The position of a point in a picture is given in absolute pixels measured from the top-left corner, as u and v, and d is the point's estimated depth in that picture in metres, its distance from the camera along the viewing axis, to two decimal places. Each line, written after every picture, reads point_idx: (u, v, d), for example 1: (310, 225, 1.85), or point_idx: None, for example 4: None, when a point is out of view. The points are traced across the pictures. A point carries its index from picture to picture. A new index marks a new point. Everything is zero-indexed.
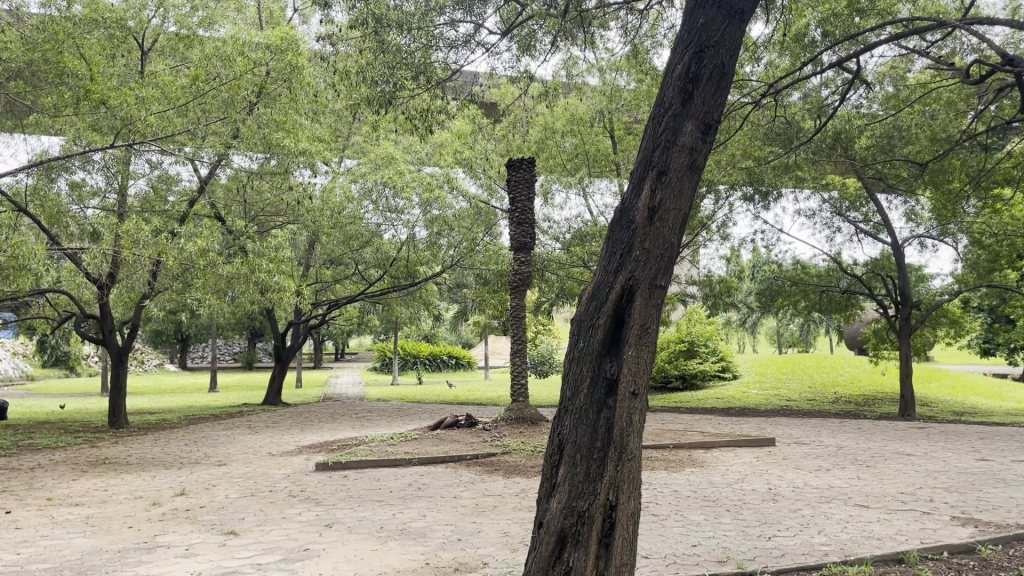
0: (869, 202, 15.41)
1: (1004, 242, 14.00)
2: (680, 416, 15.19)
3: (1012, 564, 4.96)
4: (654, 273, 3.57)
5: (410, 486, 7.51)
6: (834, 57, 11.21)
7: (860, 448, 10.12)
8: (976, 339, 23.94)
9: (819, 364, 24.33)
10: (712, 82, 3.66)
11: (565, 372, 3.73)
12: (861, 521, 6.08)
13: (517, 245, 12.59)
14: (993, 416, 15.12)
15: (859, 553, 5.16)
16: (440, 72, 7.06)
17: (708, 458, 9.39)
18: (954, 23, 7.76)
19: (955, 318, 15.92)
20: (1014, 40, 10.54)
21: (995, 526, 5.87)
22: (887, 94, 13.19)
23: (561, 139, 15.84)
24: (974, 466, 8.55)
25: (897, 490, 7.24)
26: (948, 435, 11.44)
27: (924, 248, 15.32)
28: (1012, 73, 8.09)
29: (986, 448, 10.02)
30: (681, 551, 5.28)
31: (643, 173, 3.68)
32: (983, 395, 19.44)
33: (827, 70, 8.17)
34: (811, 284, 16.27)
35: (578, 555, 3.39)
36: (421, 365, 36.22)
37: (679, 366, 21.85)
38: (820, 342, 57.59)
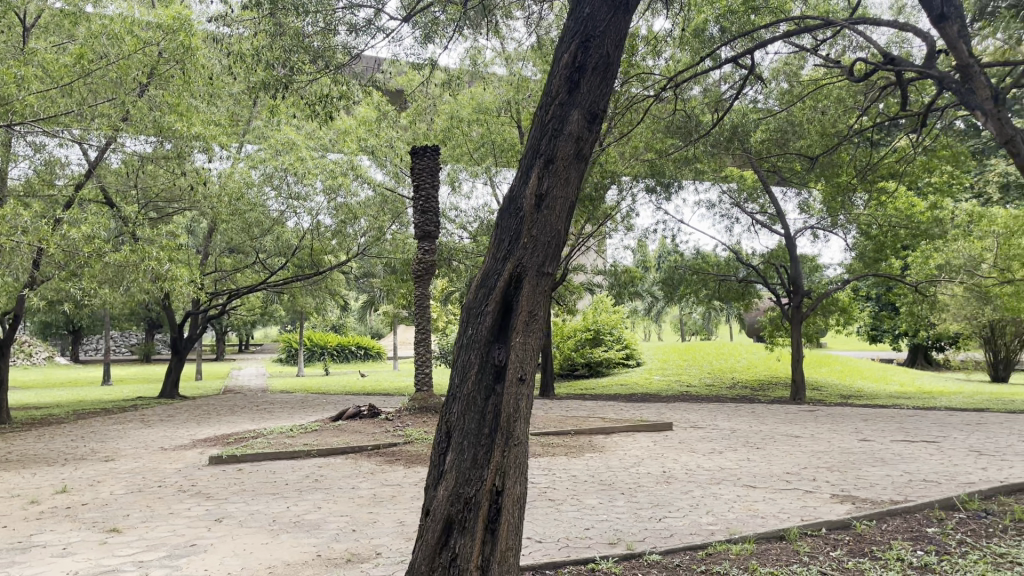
0: (765, 194, 15.98)
1: (889, 233, 14.73)
2: (585, 403, 15.49)
3: (884, 539, 5.27)
4: (542, 261, 3.60)
5: (307, 478, 7.37)
6: (731, 53, 11.51)
7: (751, 431, 10.47)
8: (865, 327, 25.14)
9: (718, 350, 25.17)
10: (598, 72, 3.71)
11: (454, 360, 3.70)
12: (747, 500, 6.32)
13: (420, 234, 12.49)
14: (877, 399, 15.97)
15: (743, 531, 5.36)
16: (342, 57, 6.92)
17: (608, 444, 9.57)
18: (841, 23, 8.04)
19: (844, 306, 16.70)
20: (899, 40, 11.08)
21: (871, 502, 6.20)
22: (781, 90, 13.65)
23: (467, 128, 15.85)
24: (856, 447, 8.99)
25: (783, 471, 7.55)
26: (834, 418, 11.99)
27: (816, 239, 15.93)
28: (893, 72, 8.49)
29: (869, 429, 10.52)
30: (573, 535, 5.36)
31: (531, 161, 3.69)
32: (869, 379, 20.47)
33: (724, 65, 8.36)
34: (711, 274, 16.71)
35: (464, 542, 3.41)
36: (329, 356, 35.64)
37: (585, 354, 22.31)
38: (722, 330, 59.53)
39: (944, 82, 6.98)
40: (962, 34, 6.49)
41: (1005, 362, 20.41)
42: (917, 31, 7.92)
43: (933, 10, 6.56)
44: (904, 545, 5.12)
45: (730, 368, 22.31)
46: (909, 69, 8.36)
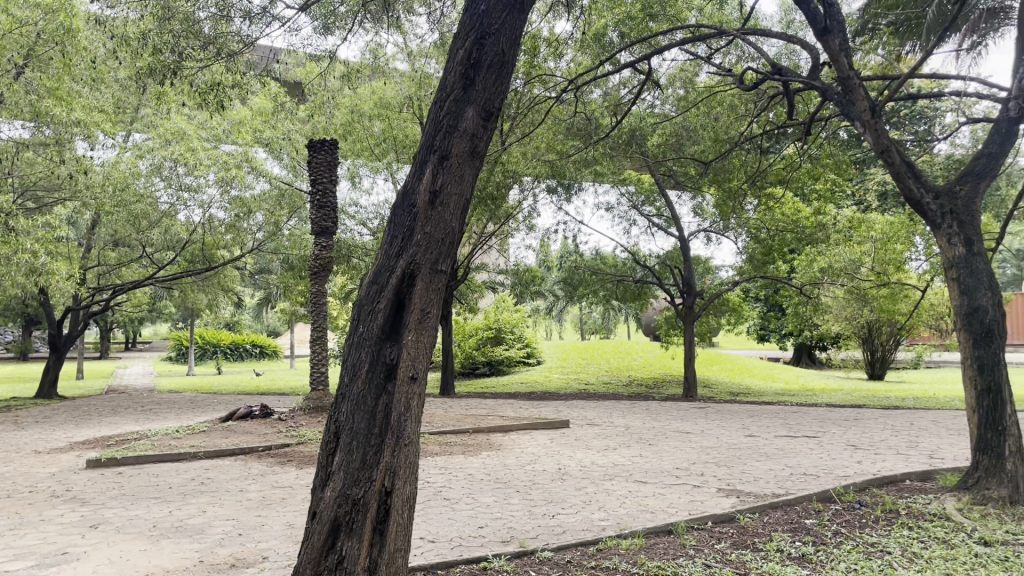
0: (661, 198, 16.42)
1: (777, 237, 15.35)
2: (484, 401, 15.52)
3: (766, 532, 5.47)
4: (436, 258, 3.56)
5: (193, 481, 7.10)
6: (630, 57, 11.74)
7: (645, 428, 10.71)
8: (754, 327, 26.10)
9: (616, 348, 25.70)
10: (493, 70, 3.71)
11: (345, 358, 3.61)
12: (638, 496, 6.45)
13: (317, 229, 12.23)
14: (764, 396, 16.62)
15: (633, 526, 5.47)
16: (236, 45, 6.67)
17: (505, 442, 9.61)
18: (734, 32, 8.28)
19: (735, 307, 17.33)
20: (787, 52, 11.56)
21: (754, 496, 6.43)
22: (677, 96, 13.99)
23: (368, 123, 15.61)
24: (742, 442, 9.33)
25: (673, 466, 7.75)
26: (723, 414, 12.41)
27: (709, 241, 16.44)
28: (781, 81, 8.82)
29: (755, 425, 10.92)
30: (466, 534, 5.34)
31: (425, 157, 3.64)
32: (757, 376, 21.30)
33: (622, 69, 8.52)
34: (609, 274, 17.00)
35: (351, 544, 3.34)
36: (222, 354, 34.48)
37: (486, 352, 22.31)
38: (620, 330, 60.81)
39: (826, 93, 7.31)
40: (843, 47, 6.79)
41: (881, 360, 21.47)
42: (803, 43, 8.26)
43: (816, 23, 6.85)
44: (784, 536, 5.35)
45: (627, 366, 22.80)
46: (795, 81, 8.71)
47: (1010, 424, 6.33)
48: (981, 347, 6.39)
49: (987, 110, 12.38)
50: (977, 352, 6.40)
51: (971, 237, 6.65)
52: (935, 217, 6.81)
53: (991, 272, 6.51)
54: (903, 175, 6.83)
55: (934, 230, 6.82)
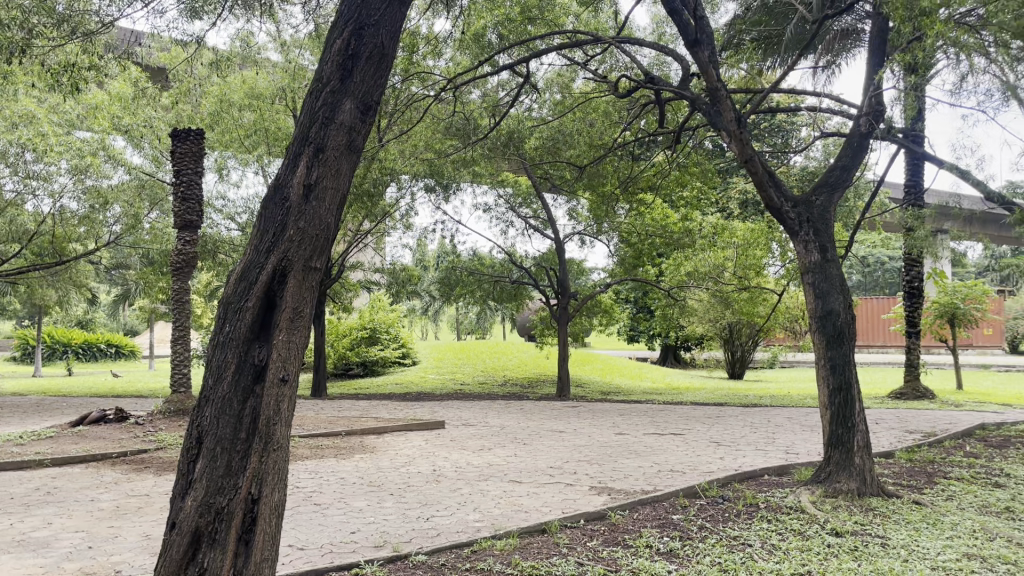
0: (537, 200, 16.62)
1: (647, 241, 15.85)
2: (358, 402, 15.22)
3: (635, 528, 5.61)
4: (309, 255, 3.42)
5: (38, 491, 6.56)
6: (509, 59, 11.80)
7: (520, 427, 10.78)
8: (625, 328, 26.85)
9: (491, 348, 25.85)
10: (372, 62, 3.61)
11: (208, 358, 3.40)
12: (513, 496, 6.47)
13: (180, 223, 11.66)
14: (633, 395, 17.11)
15: (507, 527, 5.47)
16: (93, 25, 6.21)
17: (379, 444, 9.44)
18: (610, 40, 8.44)
19: (607, 308, 17.77)
20: (658, 63, 11.93)
21: (625, 493, 6.58)
22: (554, 100, 14.17)
23: (238, 113, 14.96)
24: (613, 440, 9.55)
25: (547, 465, 7.83)
26: (595, 413, 12.66)
27: (583, 244, 16.75)
28: (653, 90, 9.05)
29: (626, 424, 11.19)
30: (338, 540, 5.18)
31: (299, 149, 3.49)
32: (627, 376, 21.92)
33: (501, 70, 8.50)
34: (485, 275, 17.03)
35: (213, 555, 3.14)
36: (73, 354, 32.27)
37: (360, 353, 21.86)
38: (495, 330, 61.24)
39: (696, 103, 7.58)
40: (712, 60, 7.07)
41: (741, 360, 22.52)
42: (675, 54, 8.51)
43: (688, 35, 7.10)
44: (652, 532, 5.49)
45: (502, 367, 22.95)
46: (666, 90, 8.97)
47: (858, 421, 6.76)
48: (833, 348, 6.79)
49: (839, 127, 13.20)
50: (830, 352, 6.79)
51: (826, 245, 7.06)
52: (793, 225, 7.17)
53: (843, 278, 6.92)
54: (765, 184, 7.15)
55: (792, 237, 7.18)
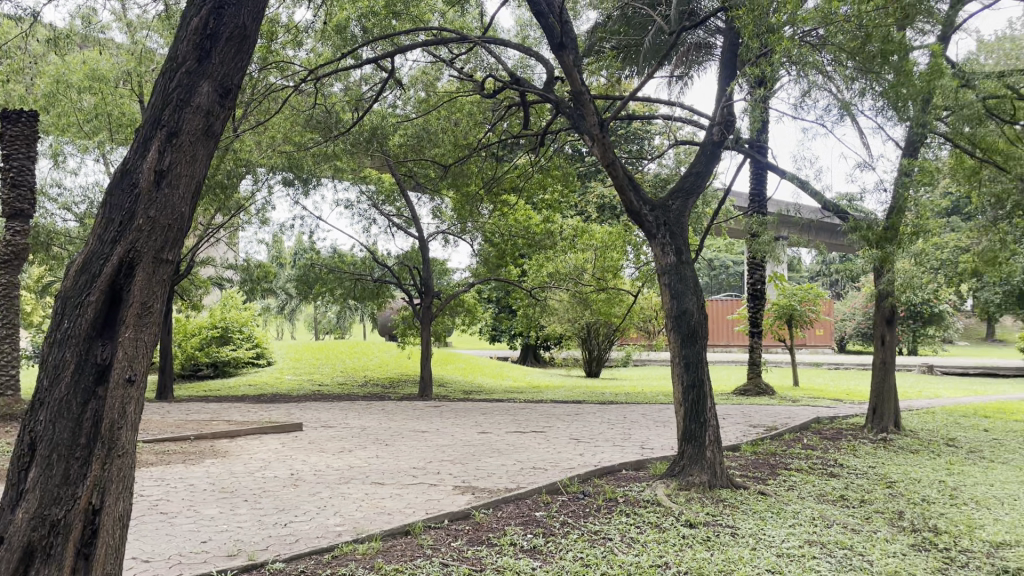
0: (401, 198, 16.43)
1: (510, 241, 16.00)
2: (208, 405, 14.49)
3: (499, 526, 5.61)
4: (160, 246, 3.19)
5: None
6: (372, 53, 11.56)
7: (381, 428, 10.59)
8: (486, 328, 27.06)
9: (351, 348, 25.34)
10: (232, 44, 3.41)
11: (41, 357, 3.08)
12: (374, 498, 6.33)
13: (8, 212, 10.72)
14: (494, 394, 17.24)
15: (369, 530, 5.33)
16: None
17: (232, 448, 9.02)
18: (475, 40, 8.40)
19: (469, 308, 17.80)
20: (523, 65, 12.05)
21: (488, 491, 6.58)
22: (418, 98, 14.04)
23: (77, 96, 13.89)
24: (476, 439, 9.56)
25: (410, 466, 7.72)
26: (458, 413, 12.64)
27: (446, 244, 16.69)
28: (518, 91, 9.09)
29: (488, 422, 11.24)
30: (187, 550, 4.88)
31: (150, 132, 3.25)
32: (489, 375, 22.07)
33: (365, 63, 8.27)
34: (345, 272, 16.64)
35: (48, 572, 2.86)
36: None
37: (211, 353, 20.84)
38: (354, 330, 60.16)
39: (559, 106, 7.68)
40: (576, 64, 7.17)
41: (598, 359, 23.17)
42: (539, 57, 8.59)
43: (553, 38, 7.16)
44: (516, 530, 5.51)
45: (362, 367, 22.54)
46: (531, 92, 9.05)
47: (709, 416, 7.06)
48: (687, 346, 7.06)
49: (692, 136, 13.80)
50: (684, 350, 7.06)
51: (681, 248, 7.34)
52: (651, 228, 7.39)
53: (696, 279, 7.22)
54: (624, 187, 7.32)
55: (650, 240, 7.41)
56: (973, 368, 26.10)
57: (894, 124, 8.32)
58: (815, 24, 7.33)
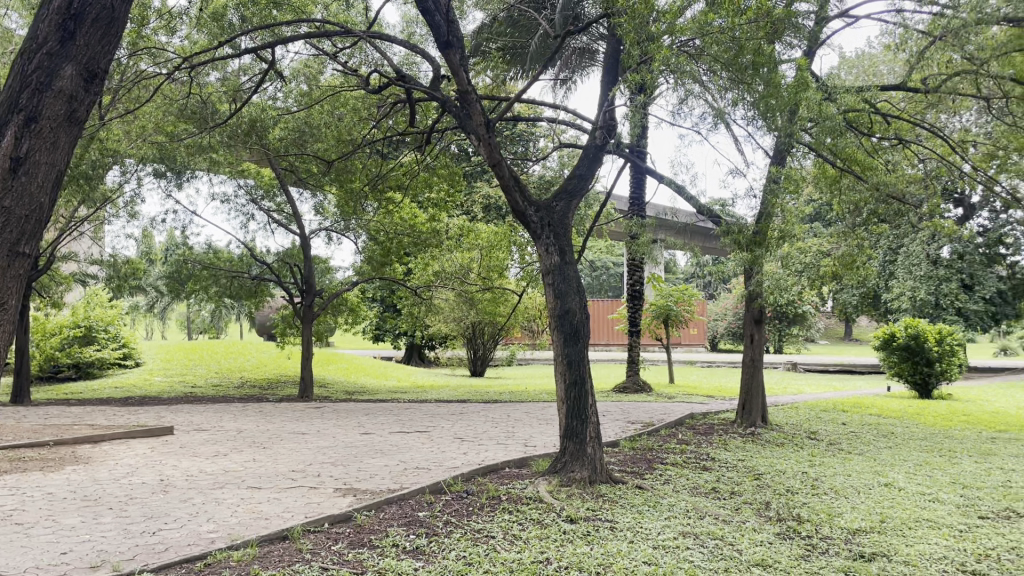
0: (281, 193, 15.96)
1: (394, 239, 15.82)
2: (70, 409, 13.62)
3: (381, 528, 5.54)
4: (15, 239, 2.97)
5: None
6: (252, 43, 11.17)
7: (258, 431, 10.25)
8: (369, 327, 26.69)
9: (227, 348, 24.43)
10: (99, 25, 3.21)
11: None
12: (251, 503, 6.12)
13: None
14: (377, 394, 17.01)
15: (245, 536, 5.15)
16: None
17: (96, 454, 8.51)
18: (360, 34, 8.25)
19: (352, 306, 17.48)
20: (409, 62, 11.94)
21: (369, 493, 6.48)
22: (300, 91, 13.66)
23: None
24: (358, 440, 9.41)
25: (288, 469, 7.51)
26: (339, 413, 12.39)
27: (329, 241, 16.34)
28: (404, 88, 9.00)
29: (370, 423, 11.08)
30: (44, 563, 4.57)
31: (5, 117, 3.02)
32: (371, 375, 21.76)
33: (245, 52, 7.97)
34: (222, 269, 16.02)
35: None
36: None
37: (72, 354, 19.60)
38: (230, 329, 58.04)
39: (446, 104, 7.67)
40: (462, 63, 7.17)
41: (482, 358, 23.26)
42: (426, 55, 8.54)
43: (440, 36, 7.14)
44: (399, 531, 5.46)
45: (239, 367, 21.77)
46: (417, 90, 8.97)
47: (591, 414, 7.21)
48: (570, 346, 7.18)
49: (575, 139, 14.06)
50: (567, 350, 7.17)
51: (564, 248, 7.46)
52: (536, 228, 7.48)
53: (579, 279, 7.36)
54: (510, 187, 7.37)
55: (535, 240, 7.49)
56: (832, 366, 27.80)
57: (764, 134, 8.75)
58: (692, 34, 7.61)
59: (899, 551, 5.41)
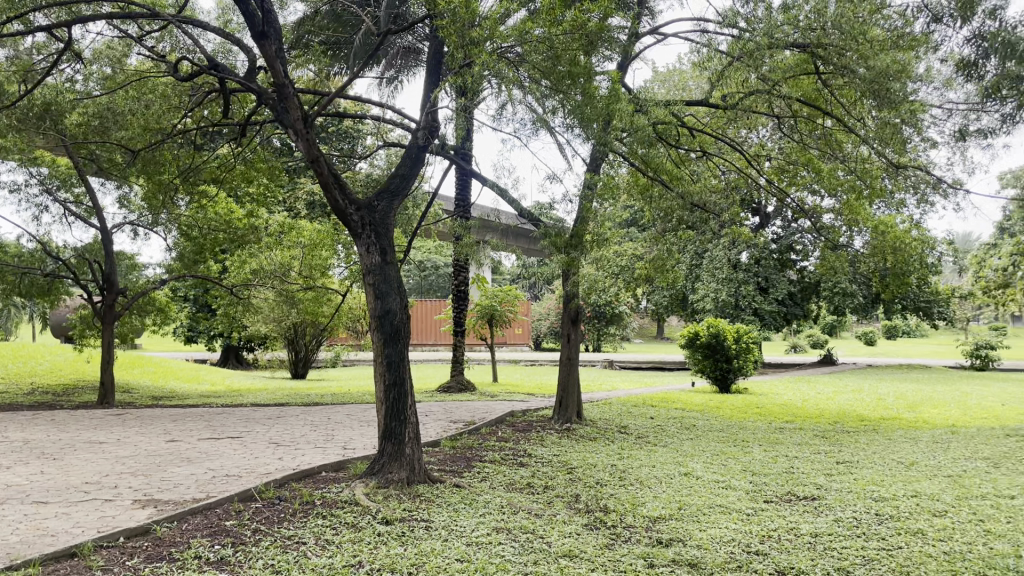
0: (80, 183, 14.78)
1: (209, 236, 15.06)
2: None
3: (183, 539, 5.27)
4: None
5: None
6: (46, 17, 10.26)
7: (48, 441, 9.42)
8: (182, 329, 25.26)
9: (16, 351, 22.27)
10: None
11: None
12: (35, 519, 5.63)
13: None
14: (188, 399, 16.14)
15: (27, 555, 4.73)
16: None
17: None
18: (168, 17, 7.78)
19: (161, 306, 16.47)
20: (224, 51, 11.43)
21: (172, 503, 6.13)
22: (103, 75, 12.72)
23: None
24: (162, 448, 8.87)
25: (82, 481, 6.96)
26: (143, 420, 11.63)
27: (135, 236, 15.31)
28: (216, 77, 8.58)
29: (177, 430, 10.48)
30: None
31: None
32: (182, 379, 20.59)
33: (35, 28, 7.29)
34: (9, 265, 14.59)
35: None
36: None
37: None
38: (22, 331, 52.92)
39: (262, 97, 7.39)
40: (279, 54, 6.96)
41: (303, 360, 22.63)
42: (241, 44, 8.19)
43: (254, 25, 6.92)
44: (203, 541, 5.20)
45: (29, 372, 19.91)
46: (231, 80, 8.59)
47: (410, 414, 7.19)
48: (390, 346, 7.11)
49: (400, 138, 14.00)
50: (387, 350, 7.10)
51: (385, 248, 7.39)
52: (355, 227, 7.35)
53: (400, 279, 7.32)
54: (330, 185, 7.20)
55: (354, 239, 7.36)
56: (645, 363, 29.34)
57: (581, 142, 9.10)
58: (512, 41, 7.79)
59: (693, 536, 5.80)
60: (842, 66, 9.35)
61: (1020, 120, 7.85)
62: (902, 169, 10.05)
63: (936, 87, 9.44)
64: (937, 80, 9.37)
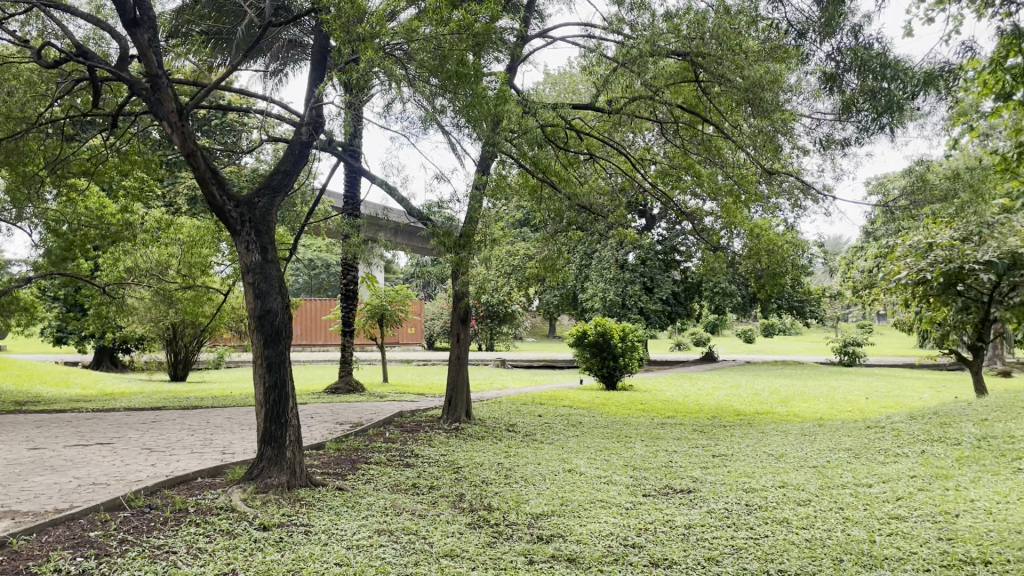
0: None
1: (79, 232, 14.27)
2: None
3: (42, 552, 4.99)
4: None
5: None
6: None
7: None
8: (50, 329, 23.87)
9: None
10: None
11: None
12: None
13: None
14: (57, 403, 15.27)
15: None
16: None
17: None
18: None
19: (26, 305, 15.51)
20: (95, 37, 10.87)
21: (32, 515, 5.79)
22: None
23: None
24: (23, 456, 8.36)
25: None
26: (4, 427, 10.92)
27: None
28: (83, 65, 8.14)
29: (41, 437, 9.90)
30: None
31: None
32: (50, 382, 19.45)
33: None
34: None
35: None
36: None
37: None
38: None
39: (134, 87, 7.06)
40: (151, 43, 6.67)
41: (183, 361, 21.78)
42: (112, 31, 7.80)
43: (125, 13, 6.61)
44: (64, 554, 4.94)
45: None
46: (101, 68, 8.17)
47: (290, 416, 7.05)
48: (270, 347, 6.94)
49: (287, 133, 13.67)
50: (267, 351, 6.93)
51: (266, 246, 7.20)
52: (234, 224, 7.12)
53: (281, 278, 7.15)
54: (207, 180, 6.94)
55: (233, 237, 7.13)
56: (537, 362, 29.69)
57: (470, 141, 9.11)
58: (399, 38, 7.71)
59: (573, 531, 5.91)
60: (721, 75, 9.74)
61: (878, 130, 8.39)
62: (775, 175, 10.55)
63: (805, 97, 9.95)
64: (806, 91, 9.88)
